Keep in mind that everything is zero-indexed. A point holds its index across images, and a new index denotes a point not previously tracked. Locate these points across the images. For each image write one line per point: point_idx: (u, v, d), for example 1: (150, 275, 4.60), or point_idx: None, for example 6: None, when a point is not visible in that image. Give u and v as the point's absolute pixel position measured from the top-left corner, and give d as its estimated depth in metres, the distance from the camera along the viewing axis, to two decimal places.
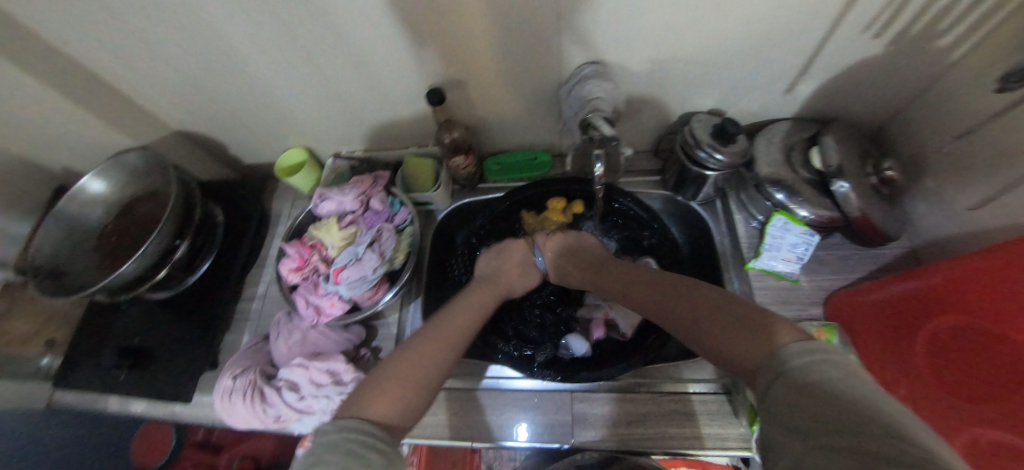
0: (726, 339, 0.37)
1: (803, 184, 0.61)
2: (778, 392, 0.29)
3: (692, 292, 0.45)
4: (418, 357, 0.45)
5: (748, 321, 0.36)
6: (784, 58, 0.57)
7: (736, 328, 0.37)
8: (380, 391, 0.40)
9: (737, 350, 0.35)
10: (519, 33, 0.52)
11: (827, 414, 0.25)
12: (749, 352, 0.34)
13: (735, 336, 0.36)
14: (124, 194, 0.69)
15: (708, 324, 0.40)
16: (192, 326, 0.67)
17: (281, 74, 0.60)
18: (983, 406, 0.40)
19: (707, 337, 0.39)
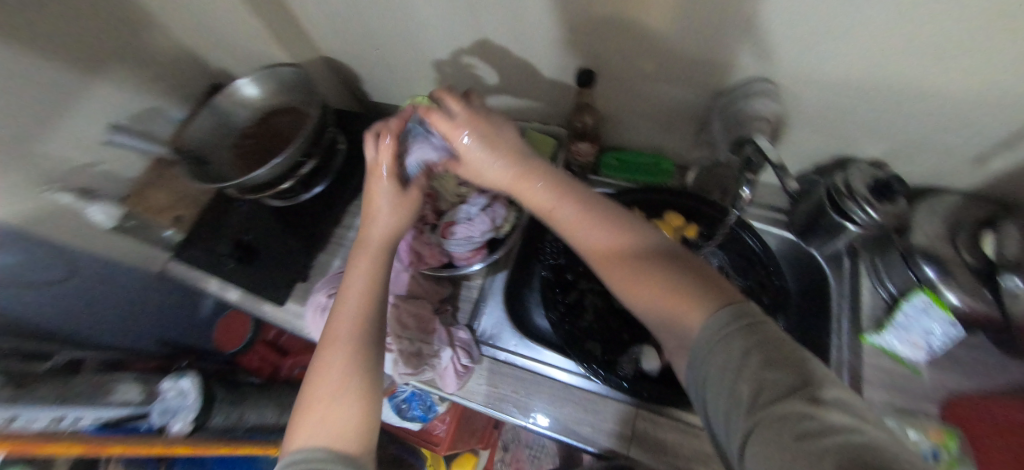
0: (663, 300, 0.34)
1: (964, 269, 0.53)
2: (723, 392, 0.26)
3: (642, 245, 0.38)
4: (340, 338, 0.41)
5: (687, 294, 0.33)
6: (995, 126, 0.49)
7: (681, 297, 0.33)
8: (314, 399, 0.38)
9: (676, 322, 0.33)
10: (699, 35, 0.48)
11: (771, 422, 0.22)
12: (690, 321, 0.32)
13: (670, 304, 0.34)
14: (269, 103, 0.75)
15: (632, 278, 0.37)
16: (295, 238, 0.73)
17: (440, 24, 0.60)
18: None
19: (642, 300, 0.36)
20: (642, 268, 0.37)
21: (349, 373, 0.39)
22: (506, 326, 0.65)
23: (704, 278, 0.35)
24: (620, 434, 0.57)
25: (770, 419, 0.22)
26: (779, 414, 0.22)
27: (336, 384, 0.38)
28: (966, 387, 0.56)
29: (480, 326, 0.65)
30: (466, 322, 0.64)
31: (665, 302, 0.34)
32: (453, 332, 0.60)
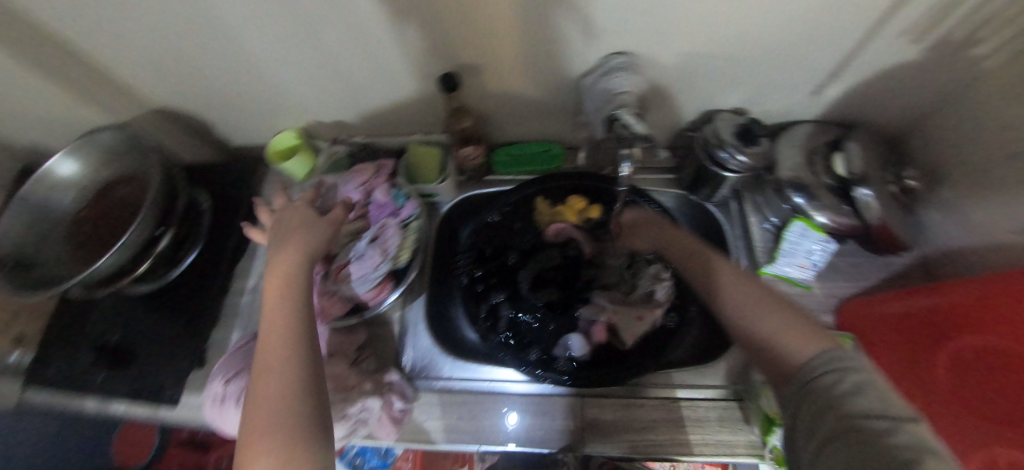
0: (782, 332, 0.39)
1: (824, 190, 0.59)
2: (808, 411, 0.32)
3: (737, 287, 0.45)
4: (270, 359, 0.37)
5: (792, 327, 0.39)
6: (818, 58, 0.54)
7: (783, 324, 0.39)
8: (254, 422, 0.33)
9: (783, 350, 0.38)
10: (548, 19, 0.48)
11: (825, 416, 0.31)
12: (791, 349, 0.37)
13: (787, 336, 0.38)
14: (98, 177, 0.63)
15: (755, 319, 0.41)
16: (177, 323, 0.63)
17: (277, 51, 0.54)
18: (1004, 426, 0.39)
19: (764, 323, 0.40)
20: (800, 313, 0.41)
21: (288, 400, 0.34)
22: (436, 353, 0.62)
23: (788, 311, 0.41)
24: (573, 427, 0.57)
25: (829, 413, 0.31)
26: (846, 411, 0.30)
27: (275, 404, 0.34)
28: (849, 290, 0.63)
29: (408, 361, 0.61)
30: (392, 361, 0.60)
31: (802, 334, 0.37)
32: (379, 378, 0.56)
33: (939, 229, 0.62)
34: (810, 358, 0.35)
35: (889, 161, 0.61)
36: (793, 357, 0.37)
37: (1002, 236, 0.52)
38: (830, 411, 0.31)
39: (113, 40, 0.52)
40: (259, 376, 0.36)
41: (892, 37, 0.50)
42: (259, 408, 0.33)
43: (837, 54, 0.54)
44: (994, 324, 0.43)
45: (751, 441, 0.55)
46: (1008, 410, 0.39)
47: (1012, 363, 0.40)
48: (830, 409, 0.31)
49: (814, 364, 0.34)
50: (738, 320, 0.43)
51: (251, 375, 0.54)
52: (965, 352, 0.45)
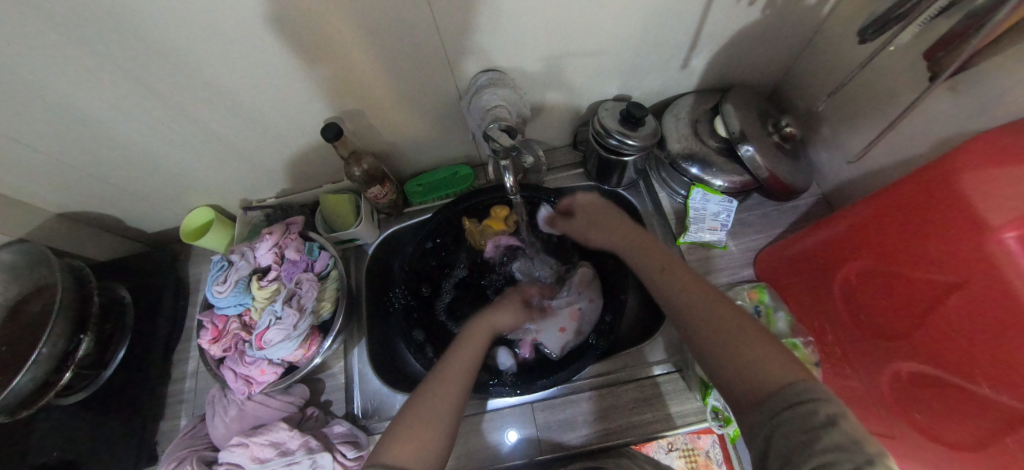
0: (763, 352, 0.37)
1: (713, 153, 0.63)
2: (781, 439, 0.30)
3: (681, 295, 0.46)
4: (457, 366, 0.47)
5: (760, 349, 0.37)
6: (673, 37, 0.58)
7: (751, 338, 0.39)
8: (420, 414, 0.41)
9: (754, 376, 0.35)
10: (407, 54, 0.50)
11: (789, 427, 0.30)
12: (763, 364, 0.36)
13: (746, 350, 0.37)
14: (6, 297, 0.62)
15: (733, 338, 0.39)
16: (115, 425, 0.61)
17: (160, 135, 0.55)
18: (896, 341, 0.42)
19: (714, 340, 0.40)
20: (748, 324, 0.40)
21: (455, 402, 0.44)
22: (386, 392, 0.61)
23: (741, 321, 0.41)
24: (530, 435, 0.59)
25: (790, 425, 0.30)
26: (811, 421, 0.29)
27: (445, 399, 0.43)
28: (763, 241, 0.67)
29: (359, 407, 0.60)
30: (342, 412, 0.60)
31: (780, 356, 0.36)
32: (326, 432, 0.56)
33: (828, 166, 0.66)
34: (776, 386, 0.33)
35: (765, 114, 0.65)
36: (752, 385, 0.35)
37: (875, 161, 0.56)
38: (795, 420, 0.30)
39: None
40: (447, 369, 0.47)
41: (727, 6, 0.54)
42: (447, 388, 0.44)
43: (686, 30, 0.57)
44: (867, 249, 0.46)
45: (697, 408, 0.57)
46: (896, 326, 0.42)
47: (890, 282, 0.43)
48: (797, 423, 0.30)
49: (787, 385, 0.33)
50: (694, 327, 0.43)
51: (194, 460, 0.52)
52: (851, 281, 0.48)
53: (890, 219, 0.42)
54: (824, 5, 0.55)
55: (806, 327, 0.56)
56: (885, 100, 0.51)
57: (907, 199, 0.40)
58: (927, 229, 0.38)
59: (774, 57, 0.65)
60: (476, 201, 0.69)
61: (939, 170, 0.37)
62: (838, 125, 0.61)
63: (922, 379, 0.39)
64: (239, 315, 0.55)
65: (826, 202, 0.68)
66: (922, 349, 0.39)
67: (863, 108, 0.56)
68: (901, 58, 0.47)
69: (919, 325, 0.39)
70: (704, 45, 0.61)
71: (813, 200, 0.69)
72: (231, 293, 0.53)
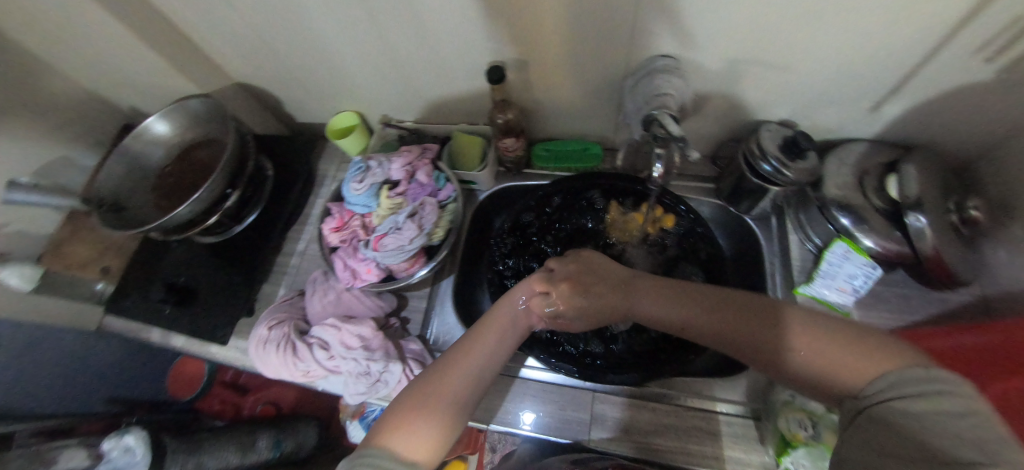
0: (825, 351, 0.37)
1: (872, 211, 0.57)
2: (874, 429, 0.32)
3: (666, 286, 0.49)
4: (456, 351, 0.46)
5: (811, 334, 0.38)
6: (878, 74, 0.52)
7: (759, 325, 0.41)
8: (422, 399, 0.41)
9: (807, 369, 0.38)
10: (595, 17, 0.49)
11: (878, 433, 0.32)
12: (802, 365, 0.38)
13: (762, 334, 0.41)
14: (184, 138, 0.72)
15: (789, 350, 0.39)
16: (233, 273, 0.70)
17: (346, 36, 0.59)
18: None
19: (728, 334, 0.43)
20: (748, 303, 0.43)
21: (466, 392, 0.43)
22: (458, 329, 0.64)
23: (734, 308, 0.43)
24: (581, 419, 0.58)
25: (876, 430, 0.32)
26: (893, 425, 0.31)
27: (435, 422, 0.39)
28: (893, 322, 0.59)
29: (432, 334, 0.64)
30: (416, 333, 0.63)
31: (827, 346, 0.37)
32: (403, 345, 0.60)
33: (1005, 268, 0.56)
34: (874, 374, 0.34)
35: (950, 187, 0.57)
36: (850, 376, 0.35)
37: None
38: (883, 427, 0.32)
39: (210, 18, 0.60)
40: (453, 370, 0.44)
41: (960, 53, 0.47)
42: (457, 380, 0.43)
43: (897, 67, 0.51)
44: None
45: (763, 463, 0.53)
46: None
47: None
48: (914, 419, 0.31)
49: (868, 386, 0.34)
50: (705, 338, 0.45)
51: (292, 325, 0.59)
52: (1016, 395, 0.41)
53: None
54: None
55: None
56: None
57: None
58: None
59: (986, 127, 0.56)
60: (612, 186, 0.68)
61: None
62: None
63: None
64: (363, 215, 0.59)
65: (985, 306, 0.58)
66: None
67: None
68: None
69: None
70: (909, 92, 0.54)
71: (969, 299, 0.60)
72: (359, 189, 0.58)
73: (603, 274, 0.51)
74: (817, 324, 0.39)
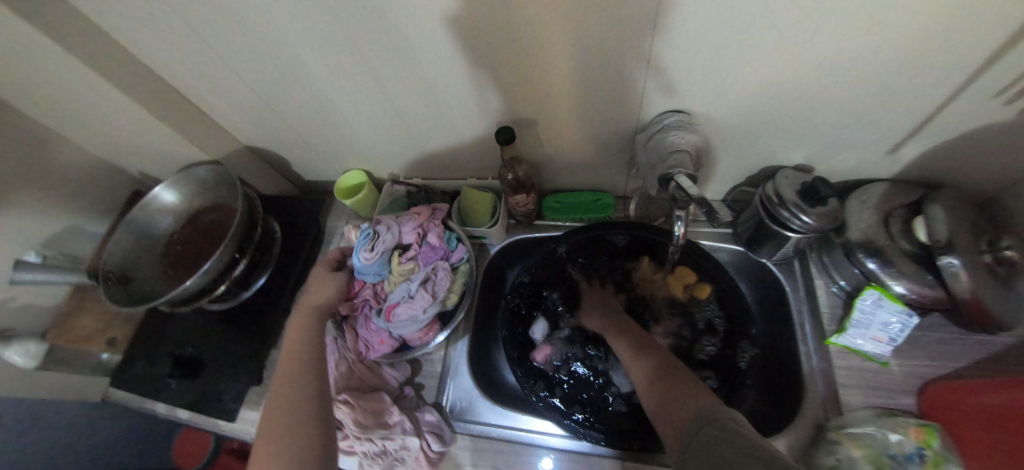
0: (680, 385, 0.40)
1: (901, 256, 0.55)
2: (714, 440, 0.30)
3: (631, 327, 0.54)
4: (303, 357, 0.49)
5: (690, 385, 0.39)
6: (892, 118, 0.51)
7: (666, 368, 0.43)
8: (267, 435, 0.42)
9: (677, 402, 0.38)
10: (600, 75, 0.49)
11: (714, 442, 0.30)
12: (673, 398, 0.38)
13: (664, 371, 0.43)
14: (192, 204, 0.72)
15: (664, 393, 0.39)
16: (241, 340, 0.68)
17: (354, 103, 0.60)
18: None
19: (638, 366, 0.46)
20: (664, 356, 0.46)
21: (294, 398, 0.44)
22: (475, 395, 0.62)
23: (654, 355, 0.47)
24: None
25: (711, 442, 0.30)
26: (722, 442, 0.30)
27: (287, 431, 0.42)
28: (936, 371, 0.56)
29: (448, 401, 0.61)
30: (432, 400, 0.61)
31: (685, 384, 0.39)
32: (418, 417, 0.57)
33: None
34: (692, 414, 0.35)
35: (980, 227, 0.54)
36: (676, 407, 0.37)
37: None
38: (715, 444, 0.30)
39: (220, 92, 0.61)
40: (284, 364, 0.49)
41: (976, 99, 0.46)
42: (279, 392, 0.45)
43: (913, 113, 0.50)
44: None
45: None
46: None
47: None
48: (719, 439, 0.30)
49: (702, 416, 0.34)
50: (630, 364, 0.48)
51: None
52: None
53: None
54: None
55: None
56: None
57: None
58: None
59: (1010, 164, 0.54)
60: (633, 237, 0.66)
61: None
62: None
63: None
64: (375, 283, 0.57)
65: None
66: None
67: None
68: None
69: None
70: (927, 134, 0.53)
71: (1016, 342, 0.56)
72: (366, 260, 0.55)
73: (607, 304, 0.61)
74: (694, 379, 0.40)
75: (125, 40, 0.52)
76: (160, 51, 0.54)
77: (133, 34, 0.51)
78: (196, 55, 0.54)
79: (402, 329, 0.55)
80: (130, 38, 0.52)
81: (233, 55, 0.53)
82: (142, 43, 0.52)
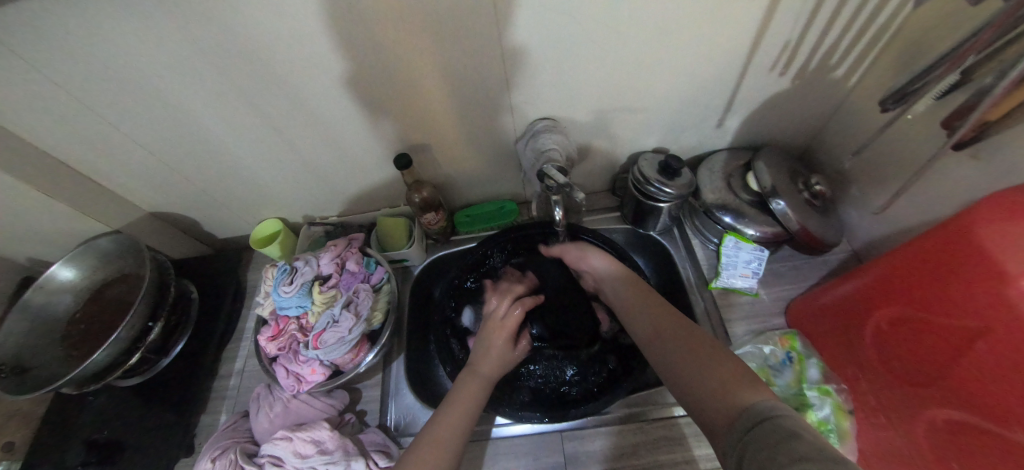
0: (723, 372, 0.39)
1: (746, 206, 0.67)
2: (763, 438, 0.30)
3: (644, 298, 0.55)
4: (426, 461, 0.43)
5: (753, 377, 0.38)
6: (710, 100, 0.65)
7: (700, 353, 0.43)
8: None
9: (719, 394, 0.37)
10: (475, 96, 0.58)
11: (759, 439, 0.30)
12: (713, 390, 0.38)
13: (697, 360, 0.42)
14: (95, 279, 0.69)
15: (706, 378, 0.40)
16: (165, 410, 0.65)
17: (258, 152, 0.63)
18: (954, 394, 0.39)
19: (668, 350, 0.46)
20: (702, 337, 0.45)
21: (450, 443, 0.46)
22: (418, 409, 0.64)
23: (685, 336, 0.46)
24: (555, 464, 0.58)
25: (759, 441, 0.30)
26: (778, 437, 0.29)
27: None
28: (792, 292, 0.68)
29: (392, 420, 0.62)
30: (375, 422, 0.62)
31: (730, 370, 0.39)
32: (362, 439, 0.58)
33: (858, 224, 0.68)
34: (741, 410, 0.34)
35: (796, 172, 0.69)
36: (724, 403, 0.36)
37: (903, 218, 0.59)
38: (768, 438, 0.30)
39: (116, 160, 0.62)
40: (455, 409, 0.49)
41: (759, 75, 0.61)
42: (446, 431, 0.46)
43: (723, 94, 0.64)
44: (890, 296, 0.47)
45: None
46: (944, 384, 0.40)
47: (922, 331, 0.43)
48: (768, 438, 0.29)
49: (753, 414, 0.33)
50: (651, 342, 0.49)
51: (238, 450, 0.55)
52: (885, 324, 0.48)
53: (905, 273, 0.45)
54: (850, 76, 0.61)
55: (840, 374, 0.56)
56: (908, 155, 0.56)
57: (949, 244, 0.39)
58: (938, 285, 0.40)
59: (804, 120, 0.71)
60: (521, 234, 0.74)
61: (958, 221, 0.38)
62: (865, 184, 0.65)
63: (976, 429, 0.37)
64: (298, 317, 0.59)
65: (854, 259, 0.69)
66: (979, 401, 0.36)
67: (896, 164, 0.58)
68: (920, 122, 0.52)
69: (974, 377, 0.37)
70: (738, 108, 0.68)
71: (844, 256, 0.70)
72: (286, 291, 0.58)
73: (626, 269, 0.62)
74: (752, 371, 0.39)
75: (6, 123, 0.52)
76: (46, 130, 0.54)
77: (15, 116, 0.51)
78: (86, 127, 0.55)
79: (328, 353, 0.56)
80: (11, 120, 0.52)
81: (127, 121, 0.55)
82: (24, 123, 0.53)
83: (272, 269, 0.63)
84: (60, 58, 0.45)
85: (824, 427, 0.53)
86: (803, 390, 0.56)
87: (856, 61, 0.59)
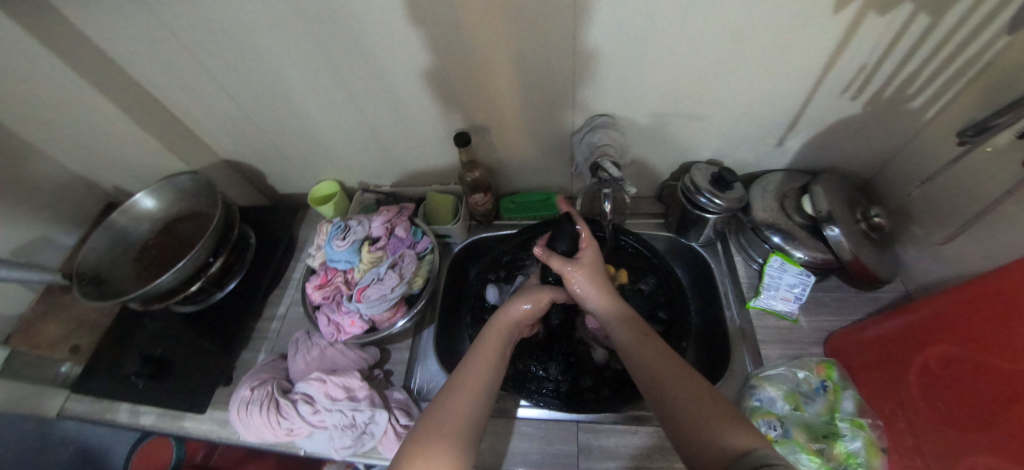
0: (710, 410, 0.39)
1: (797, 228, 0.66)
2: None
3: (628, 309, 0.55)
4: (465, 394, 0.44)
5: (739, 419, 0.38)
6: (773, 117, 0.64)
7: (685, 381, 0.43)
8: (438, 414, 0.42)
9: (712, 431, 0.37)
10: (541, 86, 0.60)
11: None
12: (701, 425, 0.38)
13: (684, 388, 0.42)
14: (169, 212, 0.76)
15: (694, 410, 0.39)
16: (212, 340, 0.70)
17: (329, 115, 0.67)
18: (990, 439, 0.37)
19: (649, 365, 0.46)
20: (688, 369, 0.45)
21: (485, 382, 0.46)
22: (441, 378, 0.66)
23: (666, 357, 0.46)
24: (569, 452, 0.59)
25: None
26: None
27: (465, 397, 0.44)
28: (835, 324, 0.66)
29: (415, 384, 0.65)
30: (400, 383, 0.65)
31: (717, 409, 0.39)
32: (387, 394, 0.61)
33: (916, 264, 0.65)
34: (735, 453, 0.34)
35: (856, 201, 0.66)
36: (711, 443, 0.36)
37: (969, 261, 0.56)
38: None
39: (205, 106, 0.68)
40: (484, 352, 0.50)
41: (830, 97, 0.60)
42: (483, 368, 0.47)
43: (787, 113, 0.64)
44: (945, 332, 0.45)
45: None
46: (982, 429, 0.39)
47: (975, 371, 0.40)
48: None
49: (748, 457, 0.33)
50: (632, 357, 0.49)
51: (275, 384, 0.59)
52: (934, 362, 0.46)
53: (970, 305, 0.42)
54: (930, 110, 0.59)
55: (874, 413, 0.53)
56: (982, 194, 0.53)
57: (1021, 288, 0.36)
58: (1001, 321, 0.38)
59: (871, 150, 0.68)
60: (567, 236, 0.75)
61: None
62: (930, 223, 0.62)
63: None
64: (345, 271, 0.62)
65: (906, 299, 0.66)
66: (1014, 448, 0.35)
67: (971, 207, 0.55)
68: (998, 158, 0.50)
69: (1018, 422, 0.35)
70: (802, 128, 0.66)
71: (896, 295, 0.67)
72: (339, 246, 0.62)
73: None
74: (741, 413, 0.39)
75: (121, 58, 0.59)
76: (152, 68, 0.60)
77: (129, 52, 0.58)
78: (186, 71, 0.61)
79: (370, 308, 0.59)
80: (126, 56, 0.58)
81: (221, 71, 0.60)
82: (138, 62, 0.59)
83: (326, 225, 0.67)
84: (180, 6, 0.50)
85: (851, 461, 0.51)
86: (834, 420, 0.54)
87: (938, 94, 0.56)
